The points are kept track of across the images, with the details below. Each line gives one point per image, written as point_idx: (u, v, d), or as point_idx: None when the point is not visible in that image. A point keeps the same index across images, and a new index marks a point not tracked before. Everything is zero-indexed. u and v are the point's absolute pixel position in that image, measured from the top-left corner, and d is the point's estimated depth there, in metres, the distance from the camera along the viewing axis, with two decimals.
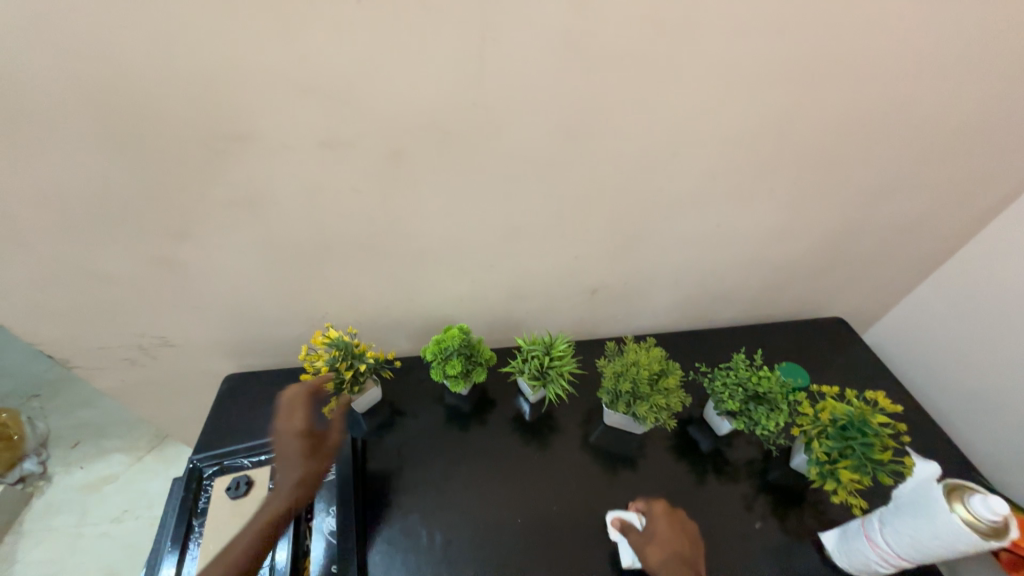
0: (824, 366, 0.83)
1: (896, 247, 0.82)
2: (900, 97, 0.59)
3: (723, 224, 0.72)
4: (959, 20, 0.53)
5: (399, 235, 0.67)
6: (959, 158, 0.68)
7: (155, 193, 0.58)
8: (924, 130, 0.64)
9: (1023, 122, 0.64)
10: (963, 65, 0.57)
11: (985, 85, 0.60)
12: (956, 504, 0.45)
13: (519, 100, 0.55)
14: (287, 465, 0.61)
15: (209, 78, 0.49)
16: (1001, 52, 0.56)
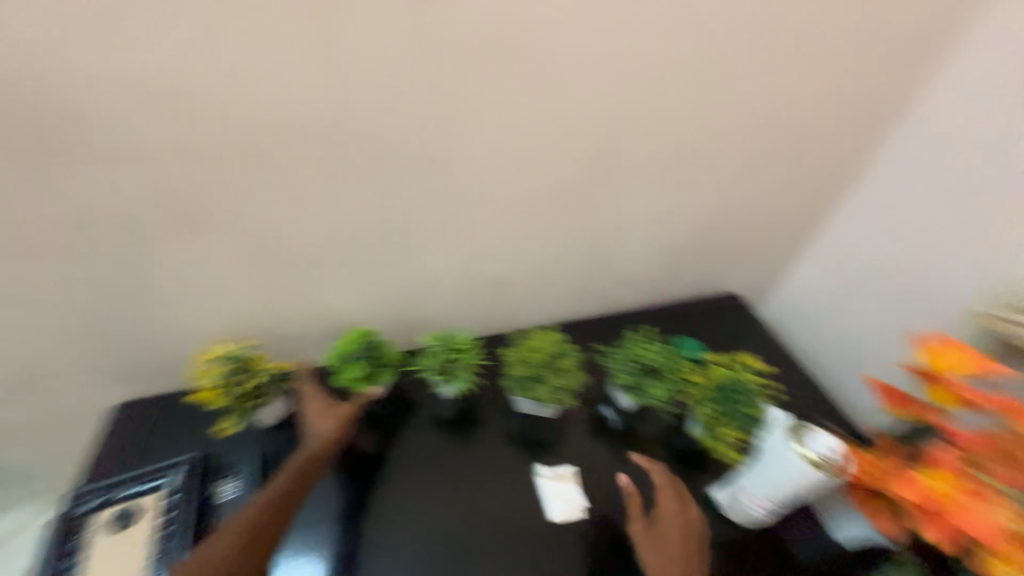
0: (724, 338, 0.89)
1: (775, 221, 0.89)
2: (733, 79, 0.66)
3: (609, 208, 0.76)
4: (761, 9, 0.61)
5: (283, 240, 0.65)
6: (807, 134, 0.76)
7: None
8: (770, 109, 0.71)
9: (844, 100, 0.73)
10: (786, 48, 0.65)
11: (809, 66, 0.68)
12: (793, 443, 0.52)
13: (382, 93, 0.56)
14: (315, 423, 0.65)
15: (36, 76, 0.47)
16: (813, 36, 0.65)
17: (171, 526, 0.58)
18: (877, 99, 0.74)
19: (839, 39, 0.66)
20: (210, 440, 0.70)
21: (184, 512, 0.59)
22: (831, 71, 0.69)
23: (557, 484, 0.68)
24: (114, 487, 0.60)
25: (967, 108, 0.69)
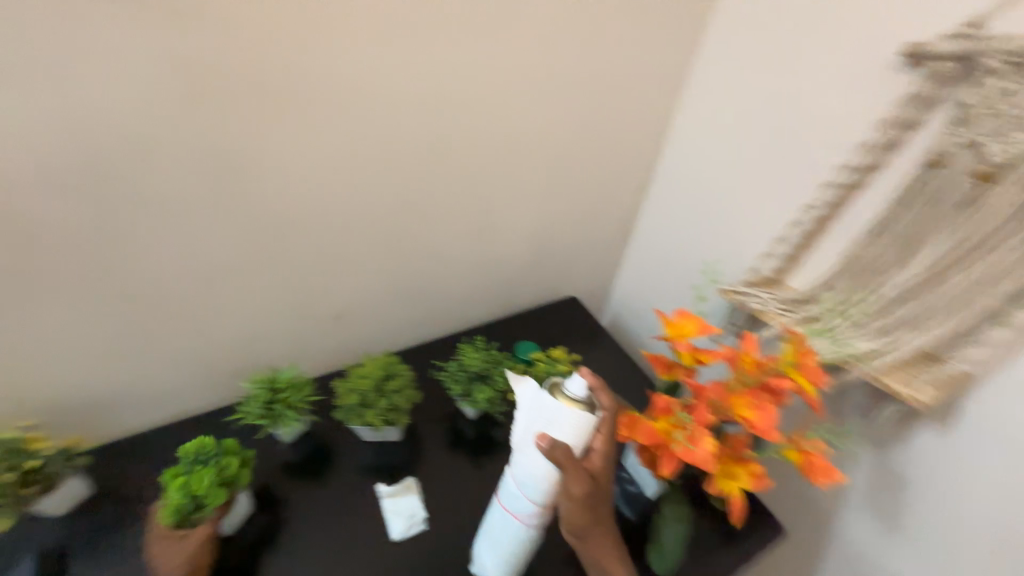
0: (557, 337, 0.98)
1: (591, 231, 1.03)
2: (517, 120, 0.77)
3: (427, 236, 0.81)
4: (525, 65, 0.72)
5: (51, 303, 0.57)
6: (593, 154, 0.89)
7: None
8: (554, 134, 0.82)
9: (614, 131, 0.88)
10: (552, 83, 0.76)
11: (578, 96, 0.80)
12: (560, 397, 0.53)
13: (151, 142, 0.54)
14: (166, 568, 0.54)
15: None
16: (573, 71, 0.76)
17: None
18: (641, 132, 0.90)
19: (596, 75, 0.79)
20: None
21: None
22: (596, 100, 0.82)
23: (395, 501, 0.69)
24: None
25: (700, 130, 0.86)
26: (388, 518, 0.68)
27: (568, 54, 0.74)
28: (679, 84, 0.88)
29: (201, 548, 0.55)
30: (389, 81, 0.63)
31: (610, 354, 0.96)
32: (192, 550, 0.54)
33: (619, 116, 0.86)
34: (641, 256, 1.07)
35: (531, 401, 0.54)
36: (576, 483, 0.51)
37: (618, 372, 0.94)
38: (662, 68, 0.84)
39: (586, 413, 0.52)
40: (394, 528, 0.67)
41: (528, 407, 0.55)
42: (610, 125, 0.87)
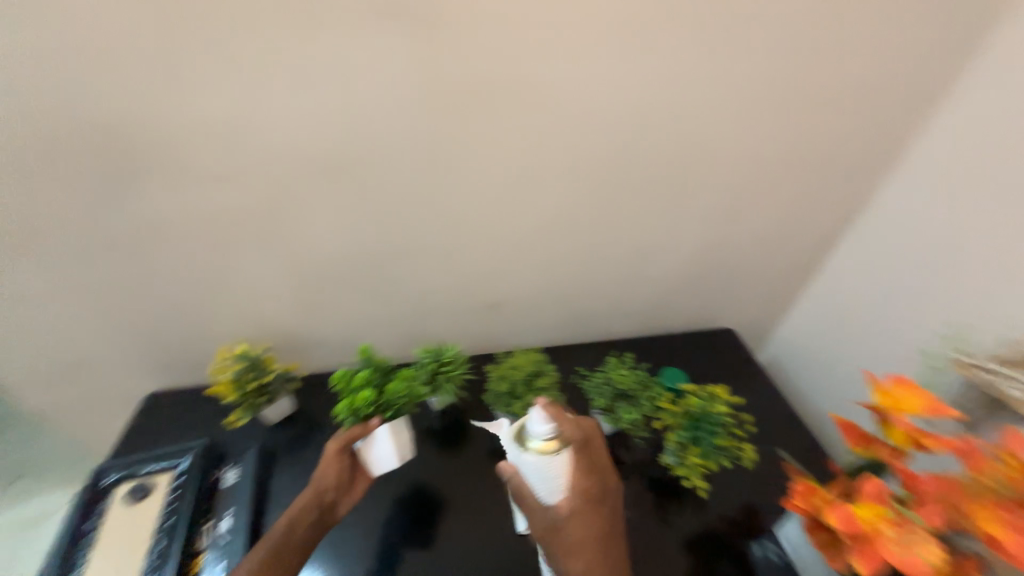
0: (709, 370, 0.89)
1: (773, 259, 0.90)
2: (725, 133, 0.69)
3: (596, 244, 0.79)
4: (752, 72, 0.64)
5: (296, 258, 0.70)
6: (800, 177, 0.77)
7: (38, 210, 0.59)
8: (760, 154, 0.73)
9: (835, 150, 0.75)
10: (774, 97, 0.67)
11: (800, 111, 0.69)
12: (533, 442, 0.55)
13: (386, 141, 0.60)
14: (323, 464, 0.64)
15: (100, 114, 0.53)
16: (802, 84, 0.66)
17: (175, 499, 0.63)
18: (870, 152, 0.76)
19: (828, 89, 0.67)
20: (220, 431, 0.76)
21: (188, 488, 0.65)
22: (821, 117, 0.70)
23: None
24: (139, 461, 0.67)
25: (962, 161, 0.68)
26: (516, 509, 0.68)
27: (801, 66, 0.64)
28: (932, 104, 0.71)
29: (343, 462, 0.64)
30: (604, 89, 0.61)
31: (773, 405, 0.83)
32: (332, 455, 0.64)
33: (841, 136, 0.73)
34: (833, 300, 0.90)
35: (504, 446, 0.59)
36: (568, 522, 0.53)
37: (783, 428, 0.80)
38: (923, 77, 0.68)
39: (552, 455, 0.54)
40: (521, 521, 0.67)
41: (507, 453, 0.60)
42: (832, 143, 0.73)
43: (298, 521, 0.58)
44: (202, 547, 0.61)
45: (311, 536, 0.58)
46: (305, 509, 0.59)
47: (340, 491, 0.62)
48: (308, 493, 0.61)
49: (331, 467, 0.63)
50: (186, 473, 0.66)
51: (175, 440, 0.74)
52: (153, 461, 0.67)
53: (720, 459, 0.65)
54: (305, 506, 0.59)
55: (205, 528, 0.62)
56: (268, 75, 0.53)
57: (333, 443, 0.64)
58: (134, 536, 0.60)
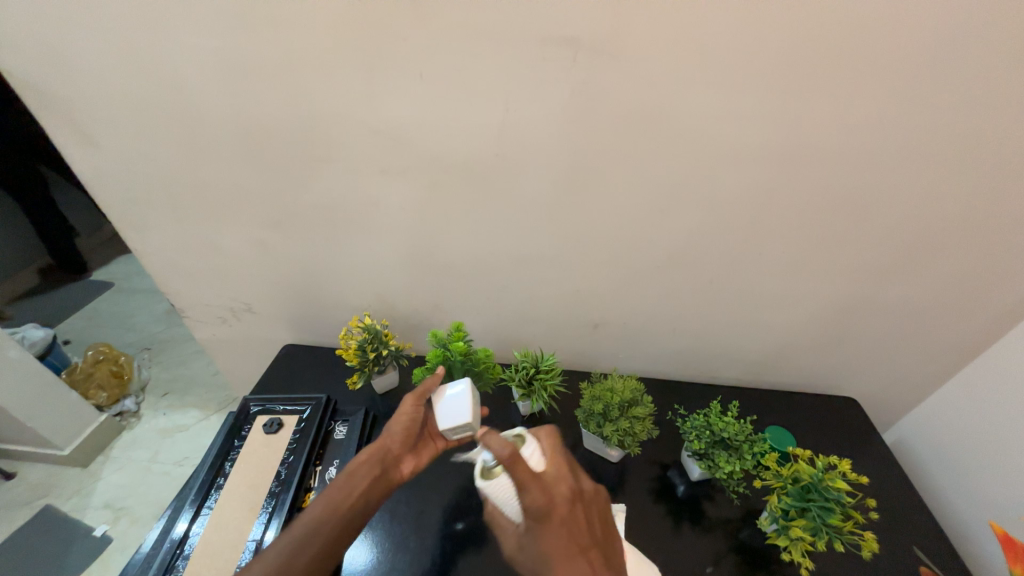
0: (823, 439, 0.80)
1: (928, 330, 0.78)
2: (897, 185, 0.61)
3: (717, 280, 0.75)
4: (951, 123, 0.55)
5: (431, 249, 0.77)
6: (988, 243, 0.66)
7: (247, 184, 0.73)
8: (933, 211, 0.63)
9: None
10: (969, 151, 0.57)
11: (1001, 169, 0.58)
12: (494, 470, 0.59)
13: (533, 155, 0.64)
14: (392, 420, 0.66)
15: (310, 113, 0.64)
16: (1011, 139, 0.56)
17: (298, 439, 0.73)
18: None
19: None
20: (338, 388, 0.86)
21: (309, 432, 0.75)
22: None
23: None
24: (276, 399, 0.79)
25: None
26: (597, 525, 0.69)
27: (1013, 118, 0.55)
28: None
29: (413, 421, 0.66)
30: (763, 127, 0.58)
31: (900, 497, 0.72)
32: (405, 408, 0.66)
33: None
34: (1002, 392, 0.75)
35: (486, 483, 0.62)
36: (546, 536, 0.51)
37: (909, 527, 0.69)
38: None
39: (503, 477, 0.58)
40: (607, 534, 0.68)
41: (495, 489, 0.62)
42: None
43: (361, 469, 0.60)
44: (313, 485, 0.69)
45: (374, 486, 0.59)
46: (372, 457, 0.61)
47: (405, 449, 0.64)
48: (374, 444, 0.63)
49: (401, 421, 0.65)
50: (308, 419, 0.76)
51: (304, 388, 0.86)
52: (286, 402, 0.78)
53: (831, 540, 0.58)
54: (372, 455, 0.61)
55: (316, 469, 0.71)
56: (436, 89, 0.59)
57: (408, 396, 0.67)
58: (264, 462, 0.71)
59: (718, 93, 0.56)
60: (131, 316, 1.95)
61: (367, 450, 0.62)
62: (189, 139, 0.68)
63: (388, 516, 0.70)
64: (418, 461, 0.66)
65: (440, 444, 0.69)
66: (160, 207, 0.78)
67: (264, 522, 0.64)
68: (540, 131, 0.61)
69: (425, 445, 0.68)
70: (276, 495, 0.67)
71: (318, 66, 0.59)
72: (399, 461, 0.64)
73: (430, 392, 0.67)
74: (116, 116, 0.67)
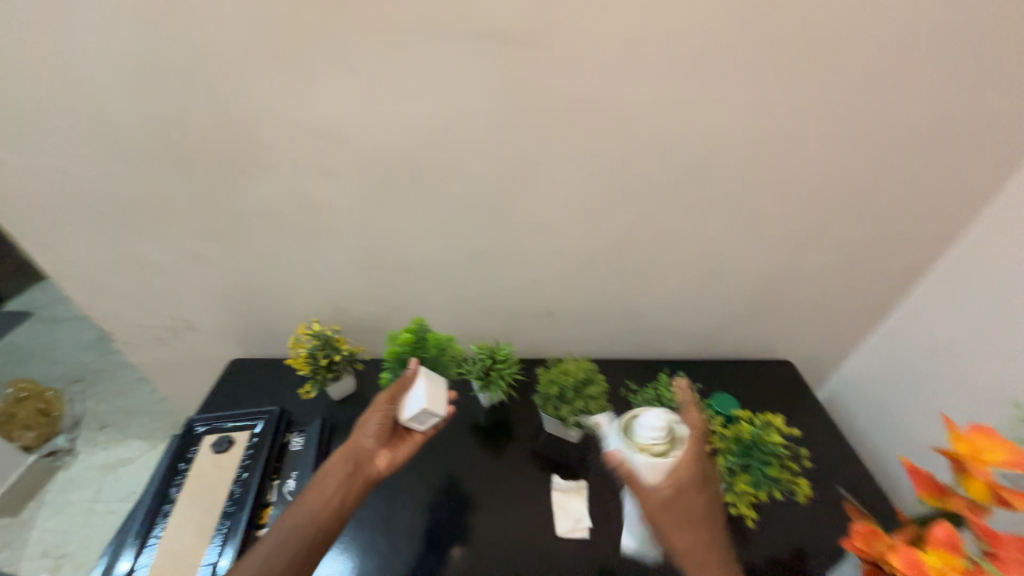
0: (764, 401, 0.86)
1: (847, 292, 0.86)
2: (808, 160, 0.67)
3: (659, 259, 0.79)
4: (846, 98, 0.61)
5: (378, 248, 0.76)
6: (888, 208, 0.73)
7: (174, 193, 0.69)
8: (839, 182, 0.70)
9: (931, 184, 0.70)
10: (862, 127, 0.64)
11: (889, 142, 0.66)
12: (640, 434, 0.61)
13: (471, 148, 0.64)
14: (366, 417, 0.63)
15: (236, 115, 0.61)
16: (895, 114, 0.63)
17: (251, 455, 0.71)
18: (970, 187, 0.70)
19: (924, 120, 0.64)
20: (292, 400, 0.83)
21: (262, 446, 0.72)
22: (911, 150, 0.67)
23: (564, 497, 0.73)
24: (224, 417, 0.75)
25: None
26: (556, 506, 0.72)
27: (896, 94, 0.61)
28: None
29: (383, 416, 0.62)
30: (686, 112, 0.62)
31: (834, 445, 0.79)
32: (379, 405, 0.63)
33: (934, 170, 0.69)
34: (910, 342, 0.84)
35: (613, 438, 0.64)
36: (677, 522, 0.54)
37: (841, 472, 0.76)
38: None
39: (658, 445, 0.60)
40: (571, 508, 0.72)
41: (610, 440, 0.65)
42: (928, 176, 0.69)
43: (333, 470, 0.59)
44: (271, 501, 0.67)
45: (346, 485, 0.58)
46: (343, 457, 0.60)
47: (379, 445, 0.61)
48: (346, 442, 0.61)
49: (375, 417, 0.62)
50: (260, 434, 0.73)
51: (256, 403, 0.83)
52: (236, 418, 0.75)
53: (772, 490, 0.64)
54: (344, 455, 0.60)
55: (274, 484, 0.69)
56: (371, 86, 0.59)
57: (382, 393, 0.64)
58: (216, 484, 0.67)
59: (642, 80, 0.59)
60: (56, 347, 1.77)
61: (339, 451, 0.60)
62: (102, 148, 0.63)
63: (354, 524, 0.69)
64: (394, 457, 0.61)
65: (419, 441, 0.64)
66: (77, 224, 0.72)
67: (218, 545, 0.61)
68: (478, 123, 0.62)
69: (404, 440, 0.63)
70: (232, 516, 0.64)
71: (241, 66, 0.57)
72: (374, 457, 0.60)
73: (403, 386, 0.64)
74: (18, 125, 0.61)
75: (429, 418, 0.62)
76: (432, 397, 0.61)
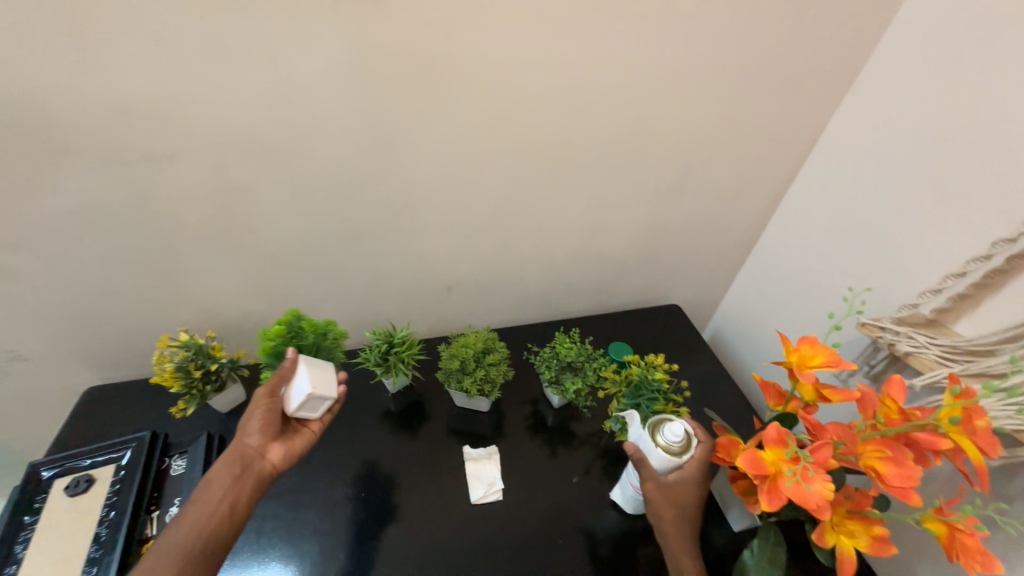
0: (655, 344, 0.94)
1: (715, 236, 0.95)
2: (663, 116, 0.72)
3: (546, 222, 0.81)
4: (686, 55, 0.66)
5: (243, 240, 0.69)
6: (737, 156, 0.81)
7: None
8: (693, 135, 0.76)
9: (767, 132, 0.79)
10: (704, 81, 0.69)
11: (730, 94, 0.72)
12: (656, 438, 0.56)
13: (326, 122, 0.60)
14: (248, 414, 0.58)
15: (16, 95, 0.50)
16: (728, 69, 0.69)
17: (118, 490, 0.62)
18: (797, 133, 0.80)
19: (752, 74, 0.71)
20: (169, 420, 0.75)
21: (132, 478, 0.64)
22: (748, 102, 0.74)
23: (478, 465, 0.74)
24: (78, 454, 0.65)
25: (867, 143, 0.73)
26: (471, 477, 0.73)
27: (727, 50, 0.67)
28: (849, 85, 0.75)
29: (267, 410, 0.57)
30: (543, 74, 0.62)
31: (713, 373, 0.89)
32: (259, 399, 0.58)
33: (768, 119, 0.77)
34: (766, 274, 0.96)
35: (637, 432, 0.59)
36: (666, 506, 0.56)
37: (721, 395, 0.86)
38: (841, 62, 0.72)
39: (681, 453, 0.55)
40: (488, 476, 0.73)
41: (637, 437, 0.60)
42: (764, 125, 0.78)
43: (218, 476, 0.53)
44: (151, 533, 0.60)
45: (234, 488, 0.53)
46: (228, 459, 0.55)
47: (268, 438, 0.57)
48: (230, 443, 0.56)
49: (257, 412, 0.57)
50: (127, 465, 0.64)
51: (122, 432, 0.72)
52: (94, 453, 0.65)
53: None
54: (228, 458, 0.55)
55: (153, 516, 0.62)
56: (191, 53, 0.51)
57: (261, 387, 0.59)
58: (77, 530, 0.59)
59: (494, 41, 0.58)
60: None
61: (223, 455, 0.55)
62: None
63: (256, 538, 0.65)
64: (289, 448, 0.58)
65: (314, 428, 0.61)
66: None
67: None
68: (329, 93, 0.57)
69: (298, 430, 0.60)
70: (100, 561, 0.57)
71: (7, 33, 0.46)
72: (264, 452, 0.56)
73: (284, 379, 0.59)
74: None
75: (321, 402, 0.59)
76: (314, 376, 0.58)
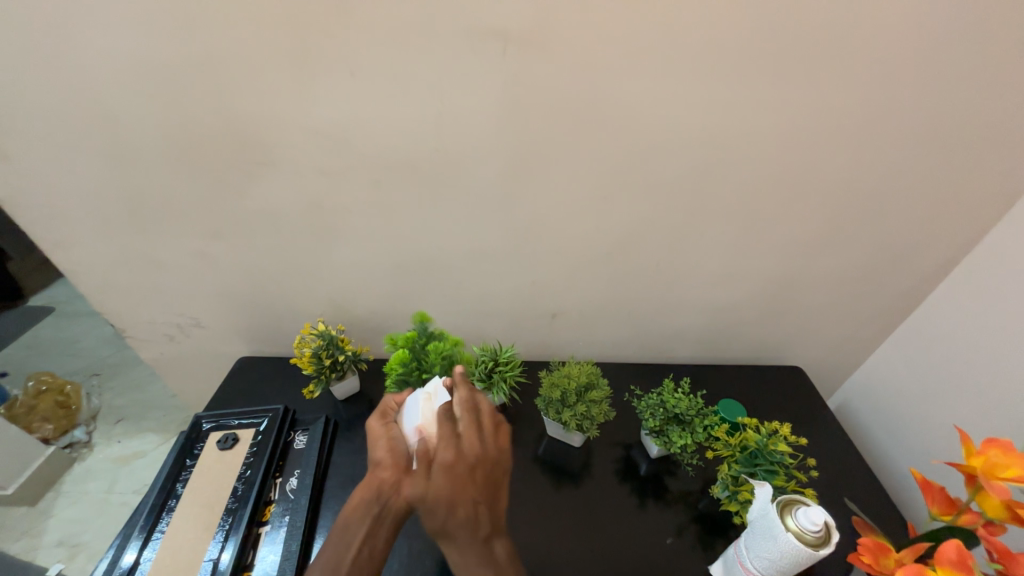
0: (770, 408, 0.85)
1: (858, 297, 0.84)
2: (818, 162, 0.65)
3: (664, 261, 0.78)
4: (857, 99, 0.59)
5: (382, 247, 0.77)
6: (902, 211, 0.71)
7: (183, 193, 0.70)
8: (852, 184, 0.68)
9: (948, 186, 0.68)
10: (873, 128, 0.62)
11: (904, 145, 0.64)
12: (787, 518, 0.49)
13: (473, 147, 0.64)
14: (371, 452, 0.59)
15: (242, 119, 0.62)
16: (907, 115, 0.61)
17: (255, 454, 0.71)
18: (989, 190, 0.68)
19: (937, 122, 0.62)
20: (297, 398, 0.85)
21: (265, 445, 0.73)
22: (927, 152, 0.64)
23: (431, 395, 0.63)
24: (230, 414, 0.77)
25: None
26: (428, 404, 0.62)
27: (909, 95, 0.59)
28: None
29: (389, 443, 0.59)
30: (689, 115, 0.61)
31: (843, 453, 0.77)
32: (378, 434, 0.61)
33: (951, 172, 0.66)
34: (924, 349, 0.82)
35: (761, 508, 0.53)
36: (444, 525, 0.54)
37: (853, 480, 0.74)
38: None
39: (814, 544, 0.48)
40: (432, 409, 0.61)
41: (758, 515, 0.53)
42: (944, 178, 0.67)
43: (355, 515, 0.55)
44: (272, 497, 0.68)
45: (374, 528, 0.54)
46: (365, 497, 0.55)
47: (400, 473, 0.56)
48: (362, 483, 0.57)
49: (380, 447, 0.59)
50: (263, 431, 0.74)
51: (262, 400, 0.84)
52: (240, 415, 0.76)
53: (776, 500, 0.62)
54: (366, 495, 0.55)
55: (276, 482, 0.70)
56: (374, 87, 0.59)
57: (375, 421, 0.62)
58: (220, 481, 0.68)
59: (644, 83, 0.58)
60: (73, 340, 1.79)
61: (354, 495, 0.57)
62: (116, 153, 0.65)
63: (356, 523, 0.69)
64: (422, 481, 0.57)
65: None
66: (89, 224, 0.73)
67: (220, 541, 0.63)
68: (479, 126, 0.62)
69: None
70: (233, 514, 0.65)
71: (247, 72, 0.58)
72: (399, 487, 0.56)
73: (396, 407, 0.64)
74: (30, 132, 0.62)
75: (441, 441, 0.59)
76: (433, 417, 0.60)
